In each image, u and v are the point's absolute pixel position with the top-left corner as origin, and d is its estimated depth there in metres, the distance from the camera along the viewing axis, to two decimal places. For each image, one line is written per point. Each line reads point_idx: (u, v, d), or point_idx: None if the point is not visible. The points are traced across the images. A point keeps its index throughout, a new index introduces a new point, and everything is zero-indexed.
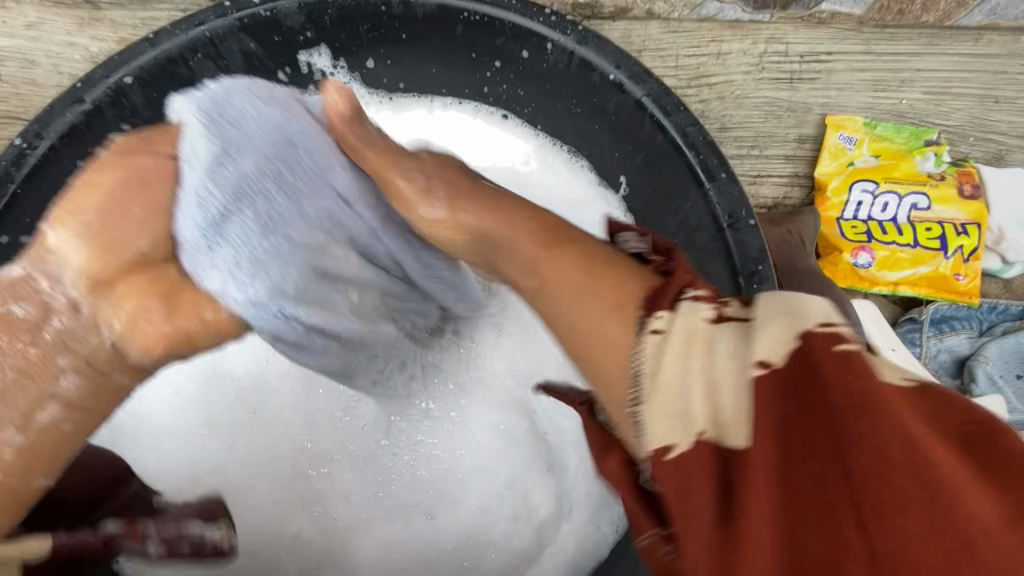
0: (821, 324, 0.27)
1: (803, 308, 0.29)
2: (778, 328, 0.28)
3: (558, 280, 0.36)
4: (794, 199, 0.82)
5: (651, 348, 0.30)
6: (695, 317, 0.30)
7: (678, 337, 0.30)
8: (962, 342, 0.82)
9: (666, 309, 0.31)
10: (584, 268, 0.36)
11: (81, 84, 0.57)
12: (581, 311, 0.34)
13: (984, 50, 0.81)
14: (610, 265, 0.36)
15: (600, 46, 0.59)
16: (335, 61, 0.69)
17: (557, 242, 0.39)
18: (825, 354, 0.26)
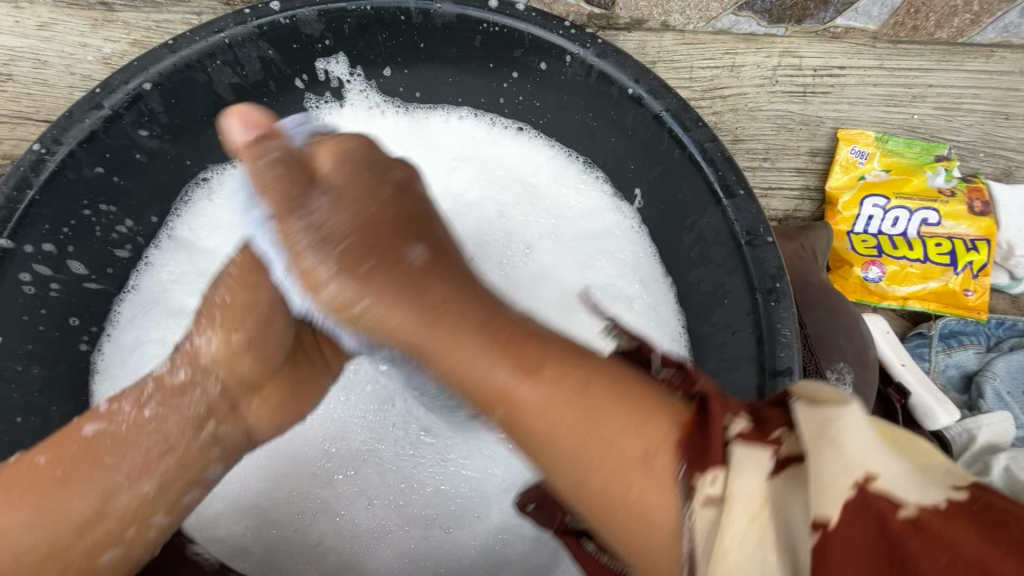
0: (875, 483, 0.27)
1: (843, 443, 0.28)
2: (832, 477, 0.28)
3: (555, 419, 0.34)
4: (805, 213, 0.82)
5: (706, 521, 0.30)
6: (756, 480, 0.29)
7: (744, 513, 0.29)
8: (970, 357, 0.83)
9: (717, 469, 0.30)
10: (582, 404, 0.34)
11: (100, 89, 0.57)
12: (598, 468, 0.33)
13: (995, 67, 0.81)
14: (593, 376, 0.35)
15: (619, 59, 0.60)
16: (352, 69, 0.69)
17: (531, 362, 0.35)
18: (894, 522, 0.27)
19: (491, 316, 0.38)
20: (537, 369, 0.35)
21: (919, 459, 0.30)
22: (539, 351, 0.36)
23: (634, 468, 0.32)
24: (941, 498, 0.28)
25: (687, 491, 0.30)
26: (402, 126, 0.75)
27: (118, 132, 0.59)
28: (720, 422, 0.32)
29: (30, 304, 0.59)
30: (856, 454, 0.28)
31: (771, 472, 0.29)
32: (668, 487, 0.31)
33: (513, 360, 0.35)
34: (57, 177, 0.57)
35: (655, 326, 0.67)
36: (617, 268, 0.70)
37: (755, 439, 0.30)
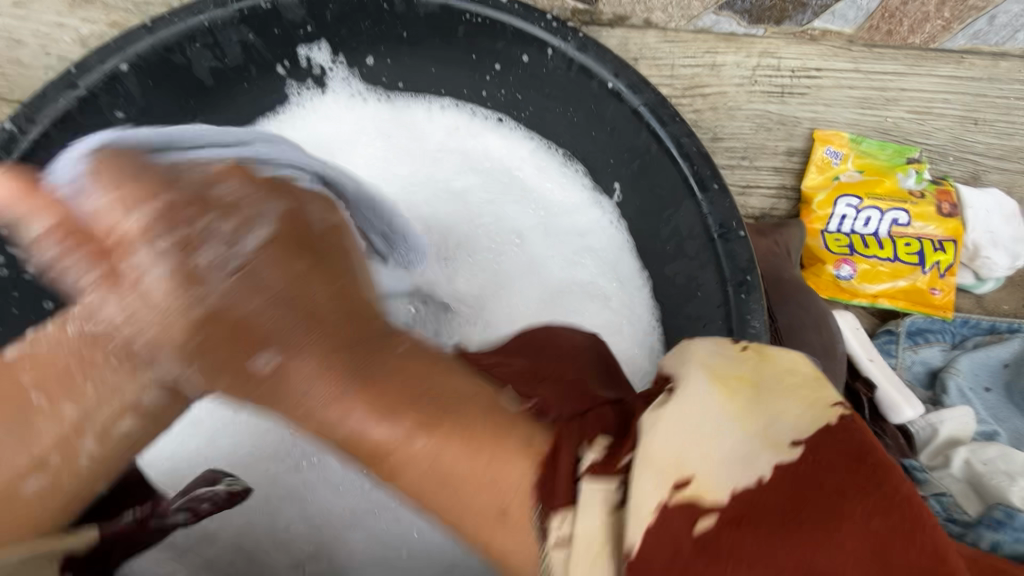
0: (672, 495, 0.32)
1: (649, 448, 0.34)
2: (647, 488, 0.32)
3: (411, 472, 0.38)
4: (780, 211, 0.85)
5: (559, 562, 0.34)
6: (601, 512, 0.34)
7: (585, 545, 0.33)
8: (936, 355, 0.86)
9: (564, 508, 0.35)
10: (460, 447, 0.37)
11: (75, 69, 0.56)
12: (462, 501, 0.38)
13: (964, 74, 0.82)
14: (481, 430, 0.38)
15: (599, 53, 0.60)
16: (334, 56, 0.69)
17: (397, 410, 0.38)
18: (685, 524, 0.31)
19: (346, 373, 0.39)
20: (392, 417, 0.38)
21: (770, 405, 0.35)
22: (390, 385, 0.39)
23: (491, 520, 0.37)
24: (768, 466, 0.32)
25: (541, 532, 0.35)
26: (383, 114, 0.75)
27: (94, 114, 0.59)
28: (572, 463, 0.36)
29: (1, 284, 0.59)
30: (660, 454, 0.33)
31: (611, 504, 0.34)
32: (525, 531, 0.36)
33: (376, 412, 0.38)
34: (30, 158, 0.56)
35: (629, 322, 0.70)
36: (597, 266, 0.72)
37: (602, 472, 0.36)
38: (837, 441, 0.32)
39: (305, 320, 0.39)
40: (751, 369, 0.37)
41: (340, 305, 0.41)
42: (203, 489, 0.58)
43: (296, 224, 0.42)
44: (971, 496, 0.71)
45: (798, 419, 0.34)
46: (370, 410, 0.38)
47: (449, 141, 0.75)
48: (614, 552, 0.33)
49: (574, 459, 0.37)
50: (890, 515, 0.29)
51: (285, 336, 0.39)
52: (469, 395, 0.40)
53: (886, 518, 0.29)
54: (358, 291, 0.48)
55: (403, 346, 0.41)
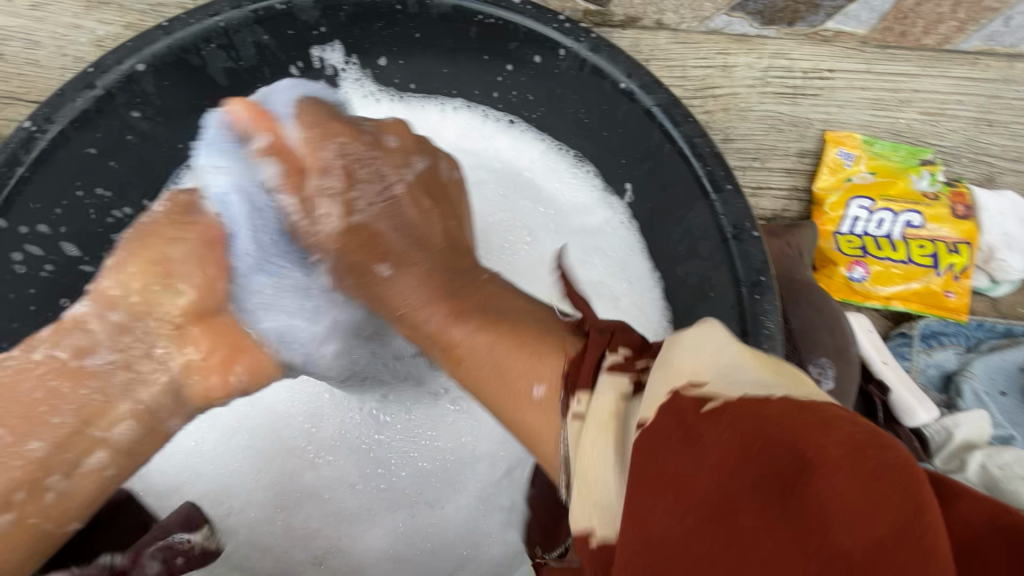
0: (689, 385, 0.31)
1: (673, 362, 0.33)
2: (657, 387, 0.33)
3: (472, 360, 0.47)
4: (793, 213, 0.84)
5: (573, 432, 0.37)
6: (607, 399, 0.36)
7: (594, 423, 0.36)
8: (950, 358, 0.84)
9: (584, 391, 0.38)
10: (515, 344, 0.45)
11: (93, 69, 0.57)
12: (503, 382, 0.44)
13: (979, 74, 0.82)
14: (532, 339, 0.45)
15: (612, 54, 0.60)
16: (347, 58, 0.70)
17: (470, 317, 0.49)
18: (687, 407, 0.30)
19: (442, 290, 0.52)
20: (462, 319, 0.49)
21: (788, 377, 0.31)
22: (468, 301, 0.51)
23: (525, 404, 0.42)
24: (781, 394, 0.29)
25: (563, 409, 0.39)
26: (398, 115, 0.76)
27: (111, 113, 0.59)
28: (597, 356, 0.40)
29: (18, 283, 0.59)
30: (681, 363, 0.33)
31: (625, 390, 0.36)
32: (552, 413, 0.41)
33: (454, 317, 0.49)
34: (48, 157, 0.56)
35: (639, 323, 0.69)
36: (607, 266, 0.72)
37: (621, 368, 0.38)
38: (844, 422, 0.26)
39: (428, 249, 0.56)
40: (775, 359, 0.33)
41: (449, 245, 0.58)
42: (181, 536, 0.57)
43: (421, 182, 0.61)
44: None
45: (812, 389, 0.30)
46: (450, 313, 0.50)
47: (464, 141, 0.76)
48: (616, 428, 0.35)
49: (599, 353, 0.40)
50: (886, 476, 0.23)
51: (411, 258, 0.55)
52: (522, 310, 0.49)
53: (883, 495, 0.23)
54: (427, 243, 0.57)
55: (483, 278, 0.54)
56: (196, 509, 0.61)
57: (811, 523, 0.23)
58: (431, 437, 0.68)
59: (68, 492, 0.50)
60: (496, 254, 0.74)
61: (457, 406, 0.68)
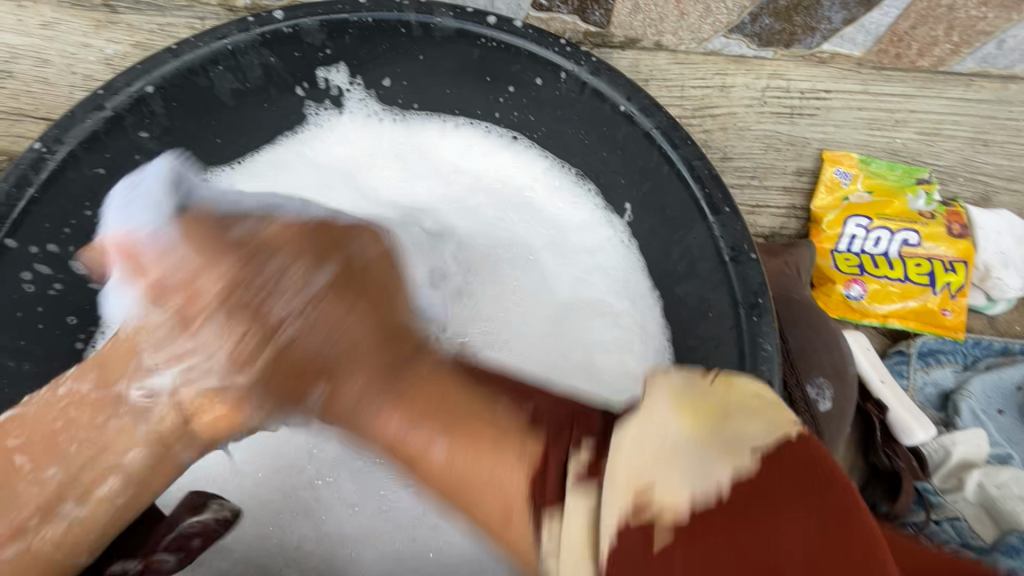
0: (640, 495, 0.33)
1: (618, 462, 0.35)
2: (614, 502, 0.33)
3: (437, 473, 0.42)
4: (791, 230, 0.85)
5: (550, 542, 0.37)
6: (575, 525, 0.35)
7: (569, 536, 0.35)
8: (948, 375, 0.85)
9: (554, 506, 0.37)
10: (472, 452, 0.41)
11: (103, 91, 0.58)
12: (475, 497, 0.41)
13: (974, 95, 0.83)
14: (486, 438, 0.42)
15: (612, 77, 0.61)
16: (352, 78, 0.71)
17: (421, 417, 0.44)
18: (647, 522, 0.31)
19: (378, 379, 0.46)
20: (422, 425, 0.43)
21: (731, 429, 0.34)
22: (409, 405, 0.44)
23: (497, 519, 0.40)
24: (727, 477, 0.31)
25: (535, 526, 0.38)
26: (399, 135, 0.77)
27: (119, 134, 0.60)
28: (556, 459, 0.39)
29: (27, 302, 0.60)
30: (625, 467, 0.34)
31: (591, 520, 0.35)
32: (524, 534, 0.39)
33: (406, 415, 0.44)
34: (57, 177, 0.57)
35: (640, 342, 0.70)
36: (609, 284, 0.72)
37: (588, 476, 0.37)
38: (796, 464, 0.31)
39: (367, 347, 0.48)
40: (722, 394, 0.36)
41: (383, 332, 0.50)
42: (189, 522, 0.57)
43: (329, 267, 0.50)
44: (986, 522, 0.73)
45: (761, 434, 0.33)
46: (405, 419, 0.44)
47: (463, 159, 0.77)
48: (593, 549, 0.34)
49: (558, 463, 0.39)
50: (842, 535, 0.28)
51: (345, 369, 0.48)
52: (470, 402, 0.44)
53: (841, 545, 0.27)
54: (369, 332, 0.49)
55: (426, 365, 0.48)
56: (199, 494, 0.60)
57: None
58: None
59: (77, 518, 0.48)
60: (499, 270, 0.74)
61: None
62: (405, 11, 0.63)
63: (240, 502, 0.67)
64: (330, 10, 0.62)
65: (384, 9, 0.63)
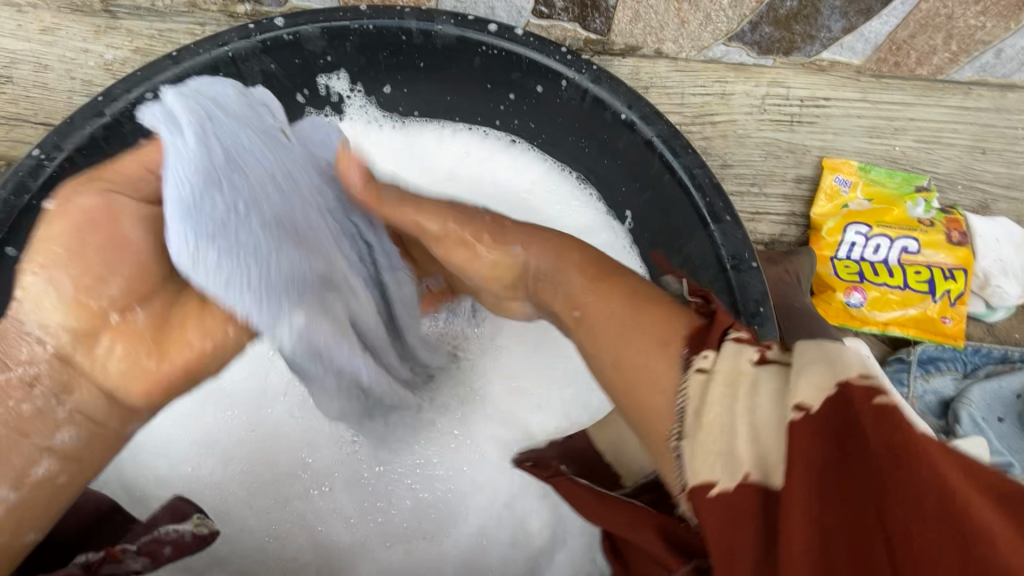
0: (861, 375, 0.29)
1: (833, 349, 0.31)
2: (816, 370, 0.30)
3: (604, 310, 0.41)
4: (790, 237, 0.85)
5: (696, 388, 0.34)
6: (742, 360, 0.33)
7: (721, 379, 0.33)
8: (948, 384, 0.85)
9: (712, 348, 0.35)
10: (631, 303, 0.41)
11: (102, 97, 0.58)
12: (625, 343, 0.39)
13: (973, 104, 0.83)
14: (653, 301, 0.41)
15: (613, 85, 0.61)
16: (353, 85, 0.71)
17: (602, 277, 0.44)
18: (864, 405, 0.28)
19: (598, 264, 0.46)
20: (605, 278, 0.44)
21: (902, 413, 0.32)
22: (608, 273, 0.45)
23: (653, 350, 0.37)
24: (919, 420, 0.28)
25: (687, 364, 0.35)
26: (397, 142, 0.77)
27: (118, 142, 0.60)
28: (723, 327, 0.37)
29: None
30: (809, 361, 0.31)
31: (752, 360, 0.33)
32: (674, 364, 0.35)
33: (592, 279, 0.44)
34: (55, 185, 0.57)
35: None
36: None
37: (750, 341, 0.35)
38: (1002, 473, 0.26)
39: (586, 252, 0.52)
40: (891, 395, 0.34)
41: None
42: (168, 528, 0.56)
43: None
44: None
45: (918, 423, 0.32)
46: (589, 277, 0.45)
47: (460, 168, 0.76)
48: (745, 386, 0.32)
49: (725, 329, 0.37)
50: None
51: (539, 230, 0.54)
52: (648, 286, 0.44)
53: None
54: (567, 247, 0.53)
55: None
56: (185, 502, 0.60)
57: (986, 546, 0.22)
58: (432, 464, 0.68)
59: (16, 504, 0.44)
60: None
61: (455, 433, 0.69)
62: (406, 18, 0.63)
63: (233, 511, 0.66)
64: (331, 17, 0.62)
65: (384, 16, 0.63)
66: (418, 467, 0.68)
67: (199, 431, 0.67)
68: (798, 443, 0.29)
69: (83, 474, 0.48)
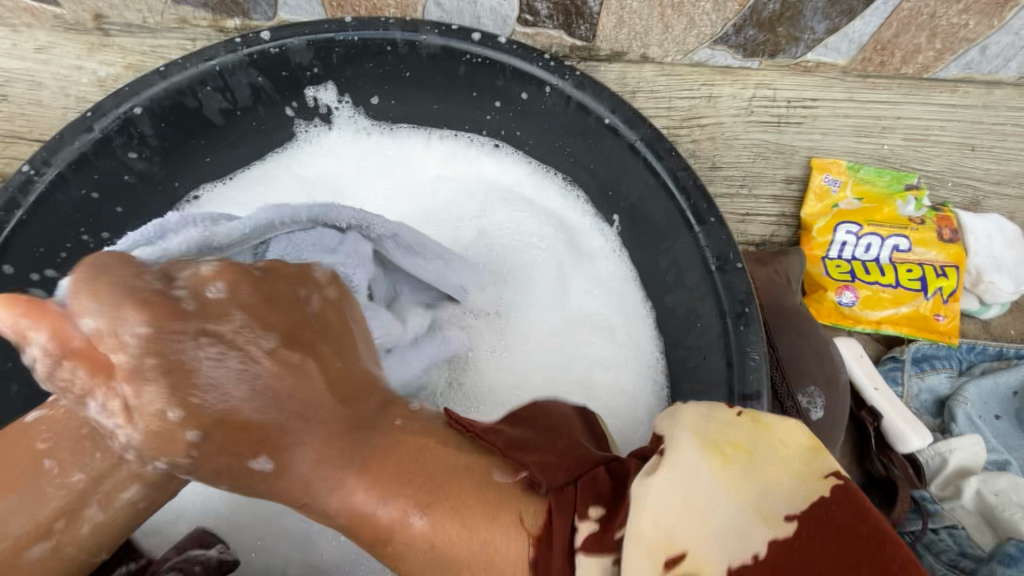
0: (672, 557, 0.31)
1: (644, 507, 0.33)
2: (654, 510, 0.33)
3: (415, 555, 0.40)
4: (781, 237, 0.86)
5: None
6: (596, 574, 0.35)
7: None
8: (943, 382, 0.85)
9: (578, 553, 0.36)
10: (443, 530, 0.39)
11: (91, 113, 0.58)
12: (459, 566, 0.39)
13: (960, 101, 0.83)
14: (477, 514, 0.39)
15: (596, 90, 0.62)
16: (340, 96, 0.72)
17: (386, 492, 0.40)
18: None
19: (346, 461, 0.41)
20: (397, 499, 0.40)
21: (759, 472, 0.33)
22: (428, 499, 0.39)
23: (483, 570, 0.38)
24: (765, 538, 0.31)
25: (535, 573, 0.37)
26: (385, 149, 0.77)
27: (107, 156, 0.61)
28: (577, 514, 0.37)
29: None
30: (648, 534, 0.32)
31: (615, 553, 0.35)
32: None
33: (376, 491, 0.40)
34: (46, 200, 0.58)
35: (633, 354, 0.69)
36: (608, 297, 0.72)
37: (599, 545, 0.36)
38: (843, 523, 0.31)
39: (324, 408, 0.42)
40: (749, 434, 0.36)
41: (340, 391, 0.43)
42: (196, 551, 0.61)
43: (303, 310, 0.44)
44: (985, 531, 0.70)
45: (792, 490, 0.33)
46: (372, 487, 0.40)
47: (447, 168, 0.77)
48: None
49: (584, 506, 0.38)
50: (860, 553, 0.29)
51: (291, 434, 0.41)
52: (461, 468, 0.41)
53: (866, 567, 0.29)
54: (314, 406, 0.42)
55: (393, 425, 0.43)
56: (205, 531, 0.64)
57: None
58: None
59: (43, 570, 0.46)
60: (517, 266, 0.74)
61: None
62: (391, 29, 0.63)
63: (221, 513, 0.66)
64: (318, 30, 0.63)
65: (369, 29, 0.63)
66: None
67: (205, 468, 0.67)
68: None
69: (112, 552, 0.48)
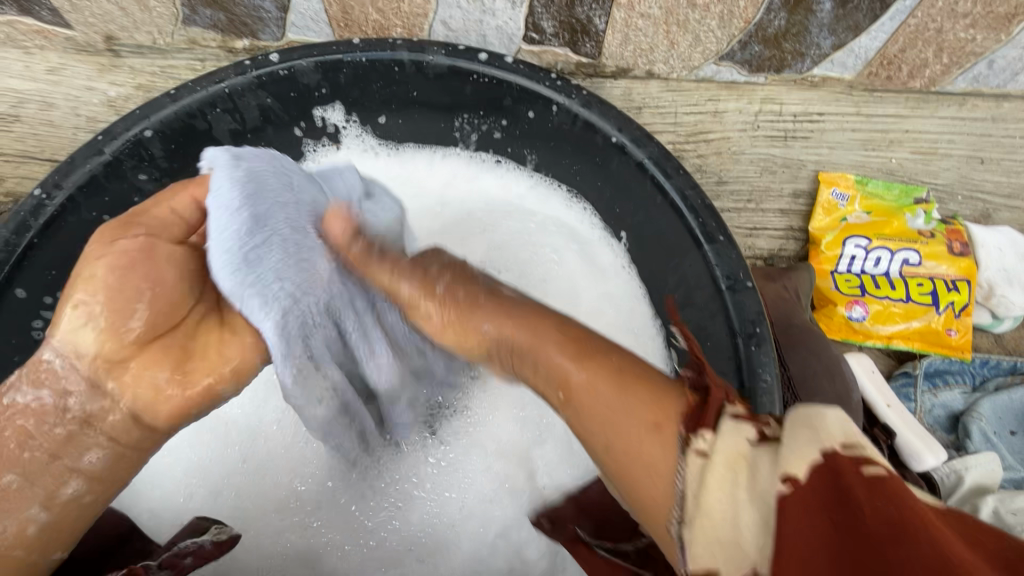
0: (845, 445, 0.30)
1: (817, 418, 0.32)
2: (802, 446, 0.31)
3: (589, 400, 0.39)
4: (789, 252, 0.85)
5: (695, 469, 0.33)
6: (738, 439, 0.33)
7: (721, 462, 0.32)
8: (956, 398, 0.84)
9: (708, 430, 0.34)
10: (616, 384, 0.39)
11: (102, 136, 0.59)
12: (615, 432, 0.37)
13: (969, 114, 0.83)
14: (653, 380, 0.39)
15: (604, 109, 0.62)
16: (348, 116, 0.72)
17: (585, 354, 0.41)
18: (851, 475, 0.29)
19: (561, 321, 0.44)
20: (585, 360, 0.40)
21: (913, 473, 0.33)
22: (598, 352, 0.41)
23: (646, 432, 0.36)
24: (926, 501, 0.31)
25: (683, 445, 0.35)
26: (393, 168, 0.78)
27: (118, 178, 0.62)
28: (719, 401, 0.36)
29: (29, 348, 0.61)
30: (831, 426, 0.31)
31: (753, 440, 0.33)
32: (671, 445, 0.35)
33: (574, 355, 0.41)
34: (56, 222, 0.58)
35: None
36: (616, 316, 0.72)
37: (749, 419, 0.35)
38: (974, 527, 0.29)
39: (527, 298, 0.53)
40: None
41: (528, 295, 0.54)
42: (186, 542, 0.56)
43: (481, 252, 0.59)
44: None
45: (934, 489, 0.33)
46: (568, 348, 0.41)
47: (449, 190, 0.77)
48: (748, 467, 0.32)
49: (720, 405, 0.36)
50: None
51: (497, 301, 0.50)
52: (634, 359, 0.41)
53: None
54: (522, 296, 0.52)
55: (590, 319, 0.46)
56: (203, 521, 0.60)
57: None
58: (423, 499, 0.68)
59: (50, 526, 0.48)
60: (522, 278, 0.74)
61: (439, 461, 0.69)
62: (398, 50, 0.63)
63: (229, 522, 0.67)
64: (325, 51, 0.63)
65: (377, 49, 0.63)
66: (416, 500, 0.68)
67: (212, 488, 0.67)
68: (793, 512, 0.29)
69: (109, 493, 0.51)
